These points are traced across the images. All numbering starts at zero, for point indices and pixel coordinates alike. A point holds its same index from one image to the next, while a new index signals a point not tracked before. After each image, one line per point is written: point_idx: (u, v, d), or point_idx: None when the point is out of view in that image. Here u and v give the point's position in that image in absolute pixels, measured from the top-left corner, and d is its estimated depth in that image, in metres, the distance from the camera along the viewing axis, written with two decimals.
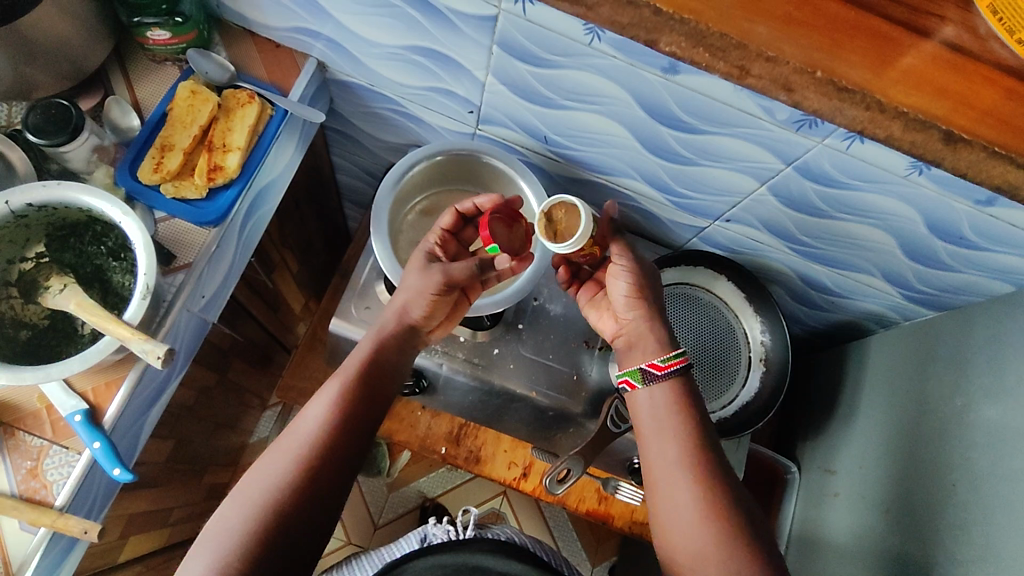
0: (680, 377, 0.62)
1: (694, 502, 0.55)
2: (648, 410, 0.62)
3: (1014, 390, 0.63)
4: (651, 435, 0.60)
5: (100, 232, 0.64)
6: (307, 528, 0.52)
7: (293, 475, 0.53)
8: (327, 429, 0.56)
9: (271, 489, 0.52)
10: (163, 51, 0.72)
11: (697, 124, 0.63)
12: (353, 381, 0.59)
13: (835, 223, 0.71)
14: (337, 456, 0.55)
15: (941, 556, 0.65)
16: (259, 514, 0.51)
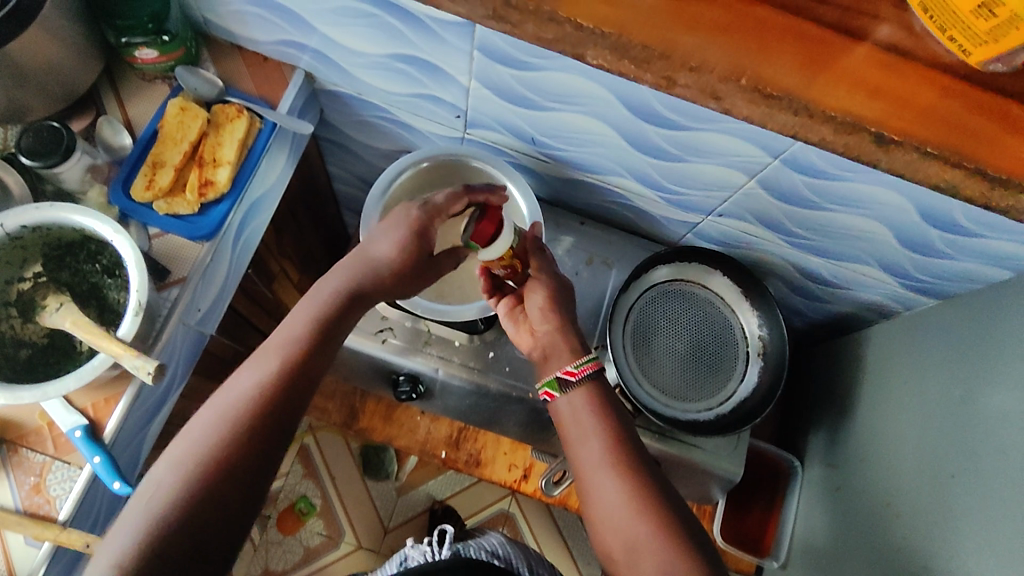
0: (594, 381, 0.64)
1: (624, 496, 0.57)
2: (570, 417, 0.63)
3: (1011, 378, 0.62)
4: (574, 438, 0.62)
5: (94, 250, 0.65)
6: (236, 501, 0.52)
7: (224, 443, 0.52)
8: (263, 397, 0.55)
9: (200, 459, 0.51)
10: (152, 69, 0.73)
11: (680, 121, 0.63)
12: (294, 347, 0.58)
13: (827, 214, 0.71)
14: (271, 426, 0.55)
15: (945, 549, 0.64)
16: (187, 484, 0.50)
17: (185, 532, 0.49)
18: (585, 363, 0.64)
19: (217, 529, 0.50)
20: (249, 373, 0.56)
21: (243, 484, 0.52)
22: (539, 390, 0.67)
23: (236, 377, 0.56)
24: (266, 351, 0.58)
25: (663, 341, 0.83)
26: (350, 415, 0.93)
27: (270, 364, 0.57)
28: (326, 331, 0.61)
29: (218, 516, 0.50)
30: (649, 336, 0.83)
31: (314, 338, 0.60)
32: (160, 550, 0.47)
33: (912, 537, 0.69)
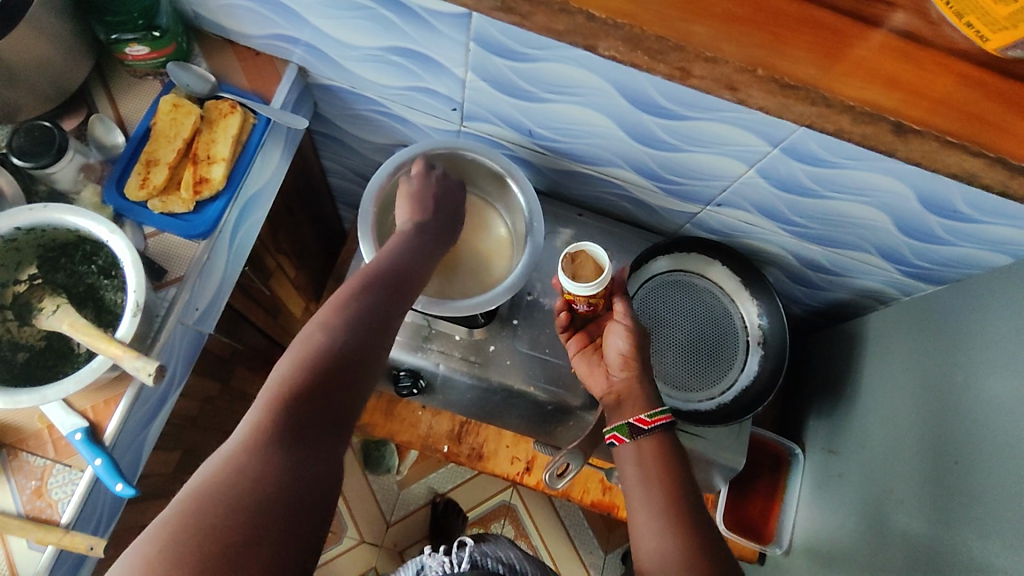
0: (665, 433, 0.64)
1: (679, 549, 0.55)
2: (633, 462, 0.63)
3: (1010, 364, 0.63)
4: (634, 481, 0.61)
5: (91, 250, 0.64)
6: (341, 412, 0.48)
7: (332, 343, 0.49)
8: (368, 307, 0.53)
9: (315, 358, 0.48)
10: (143, 66, 0.72)
11: (679, 111, 0.63)
12: (387, 273, 0.58)
13: (827, 203, 0.71)
14: (371, 331, 0.52)
15: (947, 534, 0.65)
16: (302, 381, 0.46)
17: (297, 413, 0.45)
18: (661, 414, 0.63)
19: (322, 435, 0.46)
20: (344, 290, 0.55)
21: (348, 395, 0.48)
22: (608, 431, 0.66)
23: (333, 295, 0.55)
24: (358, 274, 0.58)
25: (665, 333, 0.83)
26: None
27: (368, 283, 0.56)
28: (410, 266, 0.62)
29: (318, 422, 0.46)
30: (655, 328, 0.83)
31: (402, 269, 0.60)
32: (273, 447, 0.43)
33: (911, 521, 0.70)
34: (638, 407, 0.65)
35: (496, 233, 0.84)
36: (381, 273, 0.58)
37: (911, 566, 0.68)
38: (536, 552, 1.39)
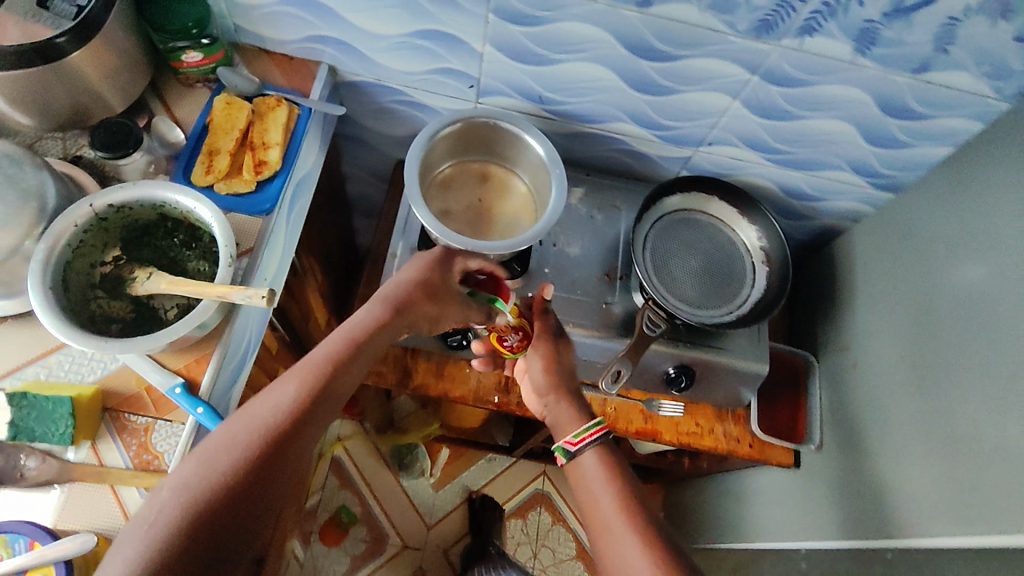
0: (600, 445, 0.68)
1: (636, 545, 0.56)
2: (586, 475, 0.65)
3: (973, 227, 0.74)
4: (589, 496, 0.63)
5: (172, 224, 0.71)
6: (246, 520, 0.49)
7: (240, 458, 0.51)
8: (286, 417, 0.55)
9: (223, 467, 0.50)
10: (195, 73, 0.81)
11: (673, 51, 0.75)
12: (325, 364, 0.60)
13: (803, 123, 0.82)
14: (272, 464, 0.52)
15: (944, 383, 0.74)
16: (217, 484, 0.49)
17: (186, 543, 0.45)
18: (586, 429, 0.69)
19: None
20: (267, 392, 0.57)
21: (246, 515, 0.49)
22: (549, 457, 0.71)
23: (256, 396, 0.56)
24: (287, 373, 0.59)
25: (679, 263, 0.90)
26: (404, 375, 0.93)
27: (298, 384, 0.57)
28: (353, 355, 0.63)
29: (204, 560, 0.46)
30: (671, 257, 0.91)
31: (340, 364, 0.61)
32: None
33: (912, 380, 0.80)
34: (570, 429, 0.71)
35: (518, 191, 0.92)
36: (313, 369, 0.59)
37: (914, 416, 0.78)
38: (575, 535, 1.44)
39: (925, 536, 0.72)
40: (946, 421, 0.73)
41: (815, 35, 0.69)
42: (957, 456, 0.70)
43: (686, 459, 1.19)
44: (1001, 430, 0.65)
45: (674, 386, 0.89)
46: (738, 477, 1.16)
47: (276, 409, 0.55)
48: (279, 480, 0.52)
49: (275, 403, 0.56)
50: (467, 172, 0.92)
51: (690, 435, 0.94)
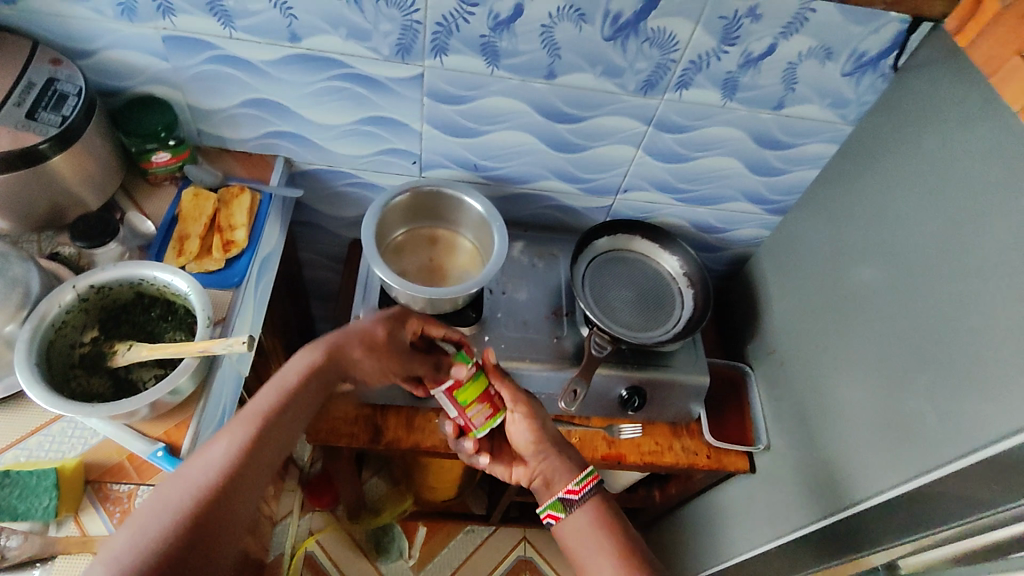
0: (596, 494, 0.76)
1: None
2: (574, 533, 0.73)
3: (846, 226, 0.89)
4: (587, 557, 0.70)
5: (148, 300, 0.77)
6: None
7: (171, 527, 0.50)
8: (220, 475, 0.56)
9: (157, 540, 0.49)
10: (162, 172, 0.89)
11: (580, 113, 0.90)
12: (256, 421, 0.61)
13: (697, 163, 0.98)
14: (207, 529, 0.52)
15: (850, 359, 0.85)
16: (150, 557, 0.48)
17: None
18: (588, 475, 0.77)
19: None
20: (198, 457, 0.57)
21: None
22: (542, 512, 0.77)
23: (186, 462, 0.57)
24: (218, 434, 0.60)
25: (616, 294, 1.01)
26: (375, 433, 0.97)
27: (228, 441, 0.59)
28: (285, 410, 0.65)
29: None
30: (608, 290, 1.01)
31: (271, 419, 0.63)
32: None
33: (826, 366, 0.90)
34: (573, 474, 0.78)
35: (464, 247, 1.02)
36: (245, 426, 0.61)
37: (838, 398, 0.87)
38: None
39: (859, 501, 0.79)
40: (877, 393, 0.79)
41: (690, 87, 0.85)
42: (882, 427, 0.78)
43: (657, 490, 1.28)
44: (912, 400, 0.73)
45: (629, 408, 0.97)
46: (703, 501, 1.21)
47: (206, 474, 0.55)
48: (216, 545, 0.52)
49: (206, 466, 0.56)
50: (417, 236, 1.02)
51: (652, 454, 1.00)
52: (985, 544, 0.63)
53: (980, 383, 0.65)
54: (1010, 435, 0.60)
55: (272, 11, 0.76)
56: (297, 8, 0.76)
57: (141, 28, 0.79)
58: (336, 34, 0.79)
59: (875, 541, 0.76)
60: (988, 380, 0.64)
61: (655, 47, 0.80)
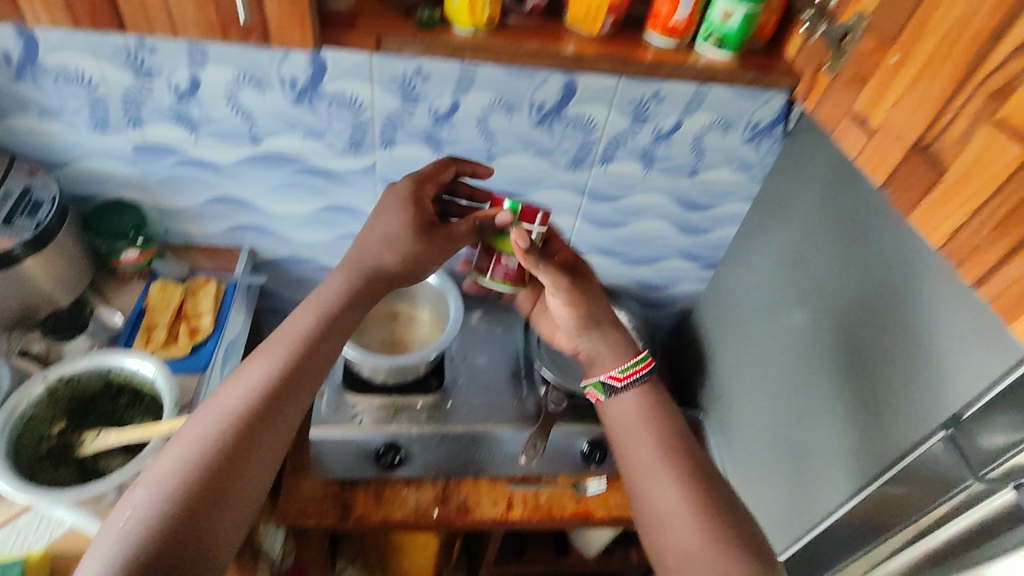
0: (643, 385, 0.74)
1: (678, 494, 0.63)
2: (621, 417, 0.72)
3: (768, 273, 0.98)
4: (636, 445, 0.68)
5: (116, 389, 0.79)
6: (227, 496, 0.53)
7: (205, 441, 0.55)
8: (257, 397, 0.59)
9: (196, 456, 0.54)
10: (130, 268, 0.95)
11: (520, 189, 1.00)
12: (295, 341, 0.65)
13: (631, 227, 1.08)
14: (246, 443, 0.56)
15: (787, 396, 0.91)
16: (194, 469, 0.53)
17: (171, 521, 0.49)
18: (634, 365, 0.75)
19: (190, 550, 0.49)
20: (233, 377, 0.62)
21: (225, 490, 0.53)
22: (586, 389, 0.77)
23: (222, 384, 0.62)
24: (253, 355, 0.64)
25: (570, 352, 1.07)
26: (343, 509, 0.96)
27: (264, 364, 0.62)
28: (327, 326, 0.67)
29: (190, 532, 0.50)
30: None
31: (310, 337, 0.65)
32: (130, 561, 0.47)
33: (766, 404, 0.96)
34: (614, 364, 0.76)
35: (423, 318, 1.07)
36: (274, 349, 0.64)
37: (779, 436, 0.92)
38: None
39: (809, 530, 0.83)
40: (805, 355, 0.87)
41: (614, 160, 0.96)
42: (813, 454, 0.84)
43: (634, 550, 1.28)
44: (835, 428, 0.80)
45: (591, 463, 1.01)
46: None
47: (237, 393, 0.59)
48: (258, 457, 0.57)
49: (242, 385, 0.60)
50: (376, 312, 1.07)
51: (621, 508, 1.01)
52: (944, 538, 0.68)
53: (902, 359, 0.69)
54: (903, 455, 0.68)
55: (234, 118, 0.85)
56: (257, 114, 0.85)
57: (112, 139, 0.86)
58: (293, 134, 0.88)
59: (830, 565, 0.82)
60: (903, 346, 0.69)
61: (578, 129, 0.92)
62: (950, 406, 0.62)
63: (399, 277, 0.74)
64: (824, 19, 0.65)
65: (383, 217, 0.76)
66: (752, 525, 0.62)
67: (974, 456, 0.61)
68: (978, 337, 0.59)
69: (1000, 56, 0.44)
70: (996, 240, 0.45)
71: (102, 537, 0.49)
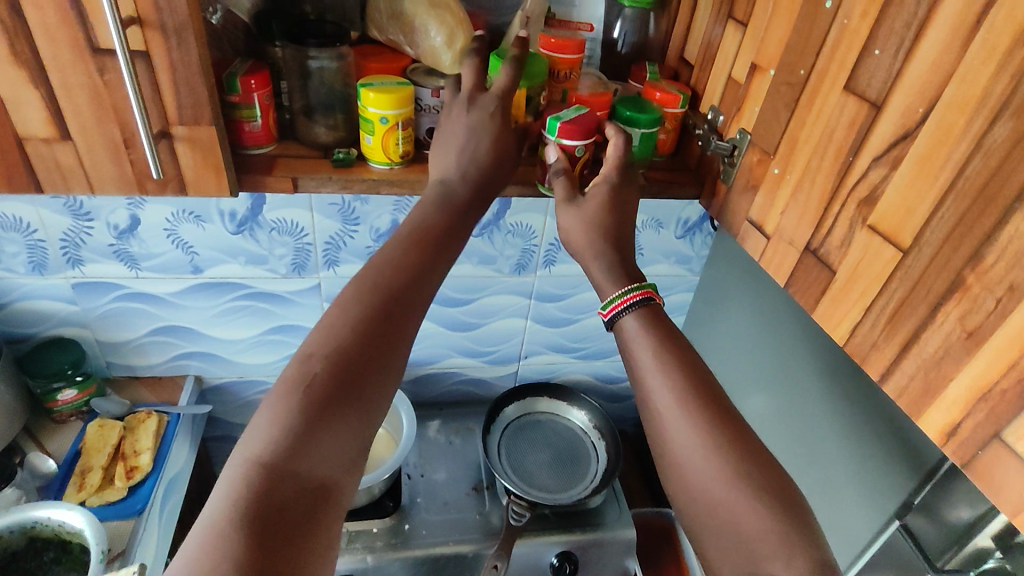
0: (646, 306, 0.61)
1: (699, 436, 0.53)
2: (638, 340, 0.59)
3: (720, 361, 0.99)
4: (650, 375, 0.57)
5: (41, 544, 0.75)
6: (368, 390, 0.49)
7: (356, 327, 0.51)
8: (388, 289, 0.54)
9: (335, 347, 0.50)
10: (68, 408, 0.91)
11: (468, 296, 1.01)
12: (425, 236, 0.59)
13: (582, 323, 1.09)
14: (379, 337, 0.51)
15: None
16: (330, 362, 0.49)
17: (310, 416, 0.46)
18: (617, 298, 0.61)
19: (335, 444, 0.47)
20: (382, 256, 0.57)
21: (362, 380, 0.49)
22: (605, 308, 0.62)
23: (371, 259, 0.57)
24: (398, 235, 0.59)
25: (532, 457, 1.03)
26: None
27: (393, 256, 0.57)
28: (456, 226, 0.62)
29: (333, 423, 0.47)
30: (525, 456, 1.03)
31: (436, 233, 0.60)
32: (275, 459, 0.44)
33: None
34: (609, 292, 0.63)
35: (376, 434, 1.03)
36: (422, 233, 0.59)
37: None
38: None
39: None
40: (790, 376, 0.83)
41: (556, 262, 1.00)
42: None
43: None
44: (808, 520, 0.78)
45: None
46: None
47: (386, 277, 0.55)
48: (394, 351, 0.52)
49: (391, 267, 0.56)
50: None
51: None
52: None
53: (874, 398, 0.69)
54: (870, 542, 0.71)
55: (174, 250, 0.86)
56: (197, 245, 0.86)
57: (51, 279, 0.86)
58: (235, 261, 0.89)
59: None
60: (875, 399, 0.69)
61: (517, 236, 0.95)
62: (898, 496, 0.67)
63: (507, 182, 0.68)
64: (714, 134, 0.69)
65: (455, 134, 0.65)
66: (774, 468, 0.52)
67: (931, 547, 0.64)
68: (905, 433, 0.65)
69: (861, 167, 0.49)
70: (890, 338, 0.48)
71: (265, 411, 0.47)
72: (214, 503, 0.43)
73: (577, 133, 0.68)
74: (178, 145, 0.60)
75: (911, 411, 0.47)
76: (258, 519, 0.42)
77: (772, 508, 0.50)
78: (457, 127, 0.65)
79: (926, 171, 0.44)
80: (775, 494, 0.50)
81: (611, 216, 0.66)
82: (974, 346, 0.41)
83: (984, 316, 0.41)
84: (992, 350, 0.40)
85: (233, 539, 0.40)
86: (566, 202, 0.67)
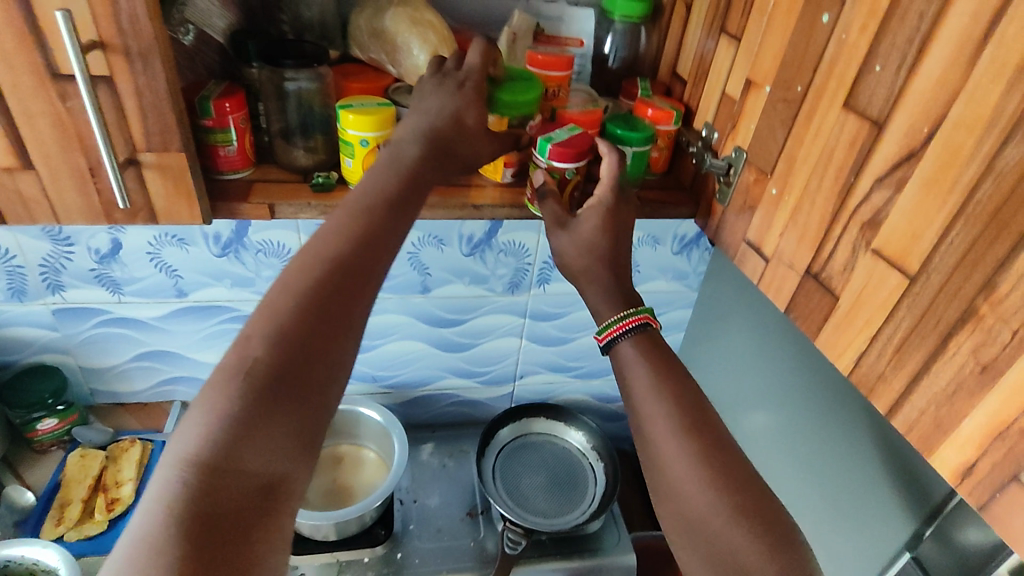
0: (641, 333, 0.59)
1: (692, 463, 0.51)
2: (632, 365, 0.57)
3: (720, 381, 0.96)
4: (646, 398, 0.55)
5: None
6: (312, 377, 0.46)
7: (300, 307, 0.47)
8: (335, 263, 0.50)
9: (277, 331, 0.45)
10: (48, 438, 0.88)
11: (460, 316, 0.99)
12: (375, 206, 0.54)
13: (578, 342, 1.07)
14: (325, 320, 0.47)
15: None
16: (272, 348, 0.45)
17: (248, 408, 0.43)
18: (615, 322, 0.59)
19: (275, 436, 0.43)
20: (331, 229, 0.52)
21: (305, 366, 0.45)
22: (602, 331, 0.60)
23: (317, 231, 0.52)
24: (347, 204, 0.54)
25: (527, 480, 1.01)
26: None
27: (342, 229, 0.52)
28: (410, 193, 0.57)
29: (272, 413, 0.43)
30: (521, 479, 1.01)
31: (387, 203, 0.55)
32: (209, 455, 0.41)
33: None
34: (608, 316, 0.61)
35: (368, 458, 1.01)
36: (369, 203, 0.55)
37: None
38: None
39: None
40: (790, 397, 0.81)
41: (550, 281, 0.97)
42: None
43: None
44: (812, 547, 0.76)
45: None
46: None
47: (334, 251, 0.50)
48: (342, 334, 0.48)
49: (342, 241, 0.51)
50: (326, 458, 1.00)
51: None
52: None
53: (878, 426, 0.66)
54: None
55: (157, 274, 0.84)
56: (180, 269, 0.84)
57: (31, 306, 0.84)
58: (221, 284, 0.87)
59: None
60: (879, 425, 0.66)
61: (509, 255, 0.93)
62: (907, 527, 0.64)
63: (471, 162, 0.65)
64: (709, 151, 0.67)
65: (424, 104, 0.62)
66: (771, 500, 0.50)
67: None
68: (912, 461, 0.63)
69: (863, 189, 0.47)
70: (898, 370, 0.45)
71: (201, 403, 0.43)
72: (144, 505, 0.39)
73: (566, 153, 0.66)
74: (147, 172, 0.58)
75: (923, 447, 0.44)
76: (194, 523, 0.39)
77: (761, 539, 0.47)
78: (425, 99, 0.62)
79: (934, 194, 0.42)
80: (763, 522, 0.48)
81: (607, 239, 0.64)
82: (989, 381, 0.39)
83: (998, 349, 0.39)
84: (1008, 385, 0.38)
85: (167, 548, 0.37)
86: (557, 224, 0.65)
